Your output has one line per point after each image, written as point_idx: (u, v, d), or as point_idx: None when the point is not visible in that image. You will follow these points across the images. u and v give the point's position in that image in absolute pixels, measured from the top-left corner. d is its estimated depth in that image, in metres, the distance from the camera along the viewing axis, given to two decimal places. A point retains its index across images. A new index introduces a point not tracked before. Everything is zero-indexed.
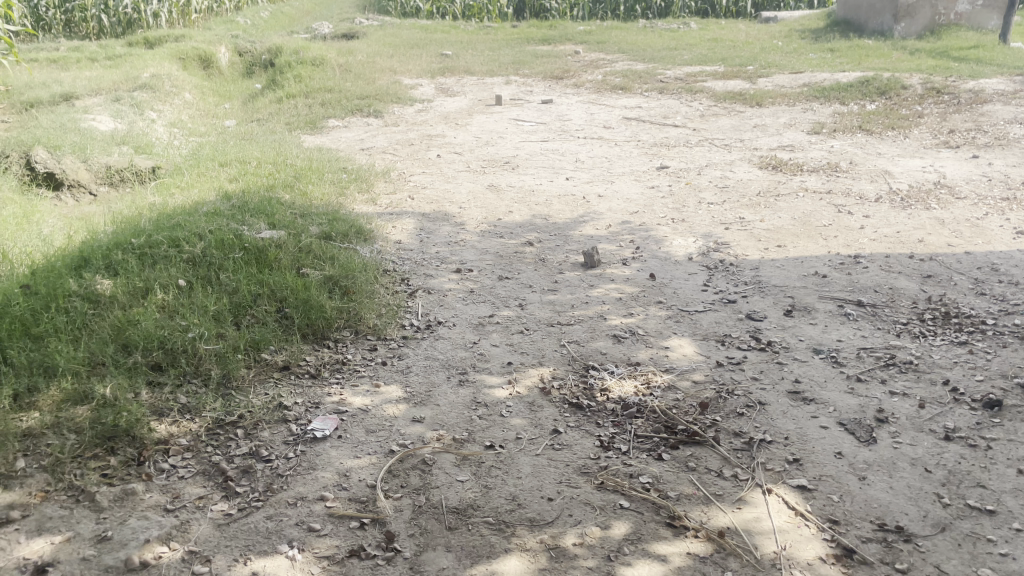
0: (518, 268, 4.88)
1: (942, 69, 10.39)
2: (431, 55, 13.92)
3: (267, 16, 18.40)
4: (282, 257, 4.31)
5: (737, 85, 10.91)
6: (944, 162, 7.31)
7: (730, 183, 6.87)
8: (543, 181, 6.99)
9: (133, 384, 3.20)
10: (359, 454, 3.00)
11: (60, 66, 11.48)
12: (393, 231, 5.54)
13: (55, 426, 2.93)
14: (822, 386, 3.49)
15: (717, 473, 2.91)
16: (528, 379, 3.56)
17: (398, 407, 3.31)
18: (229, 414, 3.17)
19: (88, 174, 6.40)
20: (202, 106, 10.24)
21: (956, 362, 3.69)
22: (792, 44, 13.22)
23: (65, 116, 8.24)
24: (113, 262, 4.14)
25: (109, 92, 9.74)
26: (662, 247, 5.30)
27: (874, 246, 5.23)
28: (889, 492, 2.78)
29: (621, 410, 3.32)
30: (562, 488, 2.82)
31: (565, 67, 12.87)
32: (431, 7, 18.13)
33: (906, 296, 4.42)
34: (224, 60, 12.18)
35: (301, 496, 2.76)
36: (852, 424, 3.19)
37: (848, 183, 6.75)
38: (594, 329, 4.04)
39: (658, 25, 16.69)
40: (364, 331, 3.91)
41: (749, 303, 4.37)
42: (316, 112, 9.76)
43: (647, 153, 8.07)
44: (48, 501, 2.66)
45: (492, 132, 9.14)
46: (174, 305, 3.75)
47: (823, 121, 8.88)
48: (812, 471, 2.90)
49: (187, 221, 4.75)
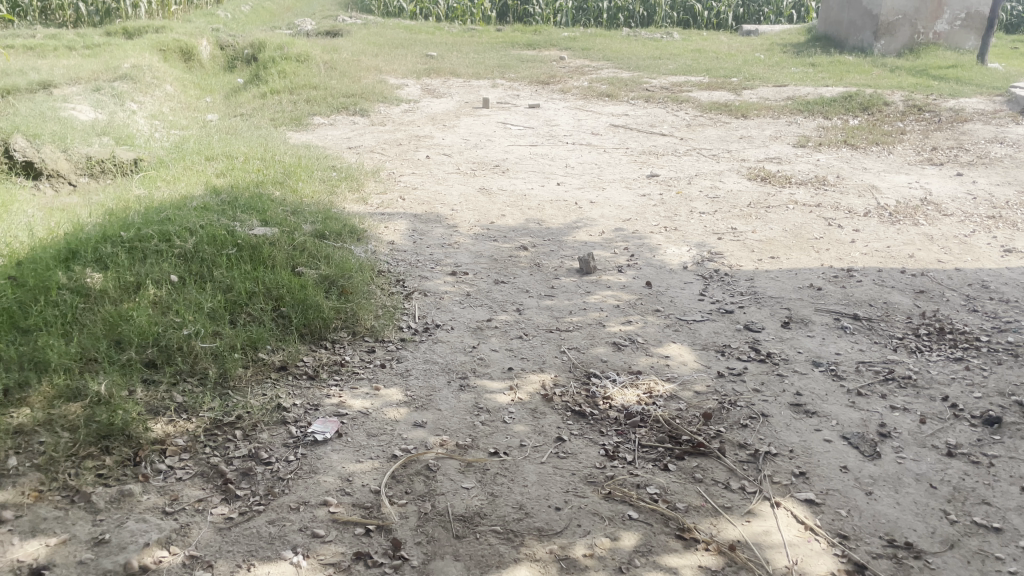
0: (514, 272, 4.84)
1: (923, 87, 10.53)
2: (415, 55, 13.84)
3: (247, 11, 18.19)
4: (277, 254, 4.23)
5: (722, 96, 10.98)
6: (928, 178, 7.41)
7: (720, 193, 6.89)
8: (533, 186, 6.96)
9: (128, 382, 3.11)
10: (361, 458, 2.93)
11: (37, 53, 11.26)
12: (385, 231, 5.47)
13: (47, 423, 2.83)
14: (823, 399, 3.49)
15: (724, 485, 2.89)
16: (530, 385, 3.52)
17: (399, 411, 3.26)
18: (227, 414, 3.09)
19: (69, 164, 6.26)
20: (184, 99, 10.09)
21: (954, 378, 3.71)
22: (775, 58, 13.35)
23: (44, 105, 8.07)
24: (101, 255, 4.03)
25: (88, 81, 9.55)
26: (656, 255, 5.29)
27: (867, 260, 5.27)
28: (896, 508, 2.78)
29: (624, 419, 3.29)
30: (569, 497, 2.79)
31: (550, 72, 12.85)
32: (415, 7, 18.03)
33: (900, 311, 4.45)
34: (205, 53, 12.00)
35: (304, 501, 2.70)
36: (856, 439, 3.19)
37: (836, 197, 6.81)
38: (593, 336, 4.01)
39: (642, 34, 16.78)
40: (361, 332, 3.85)
41: (746, 314, 4.36)
42: (301, 109, 9.65)
43: (636, 161, 8.07)
44: (41, 501, 2.57)
45: (480, 134, 9.09)
46: (168, 301, 3.66)
47: (809, 135, 8.95)
48: (819, 485, 2.90)
49: (177, 215, 4.65)
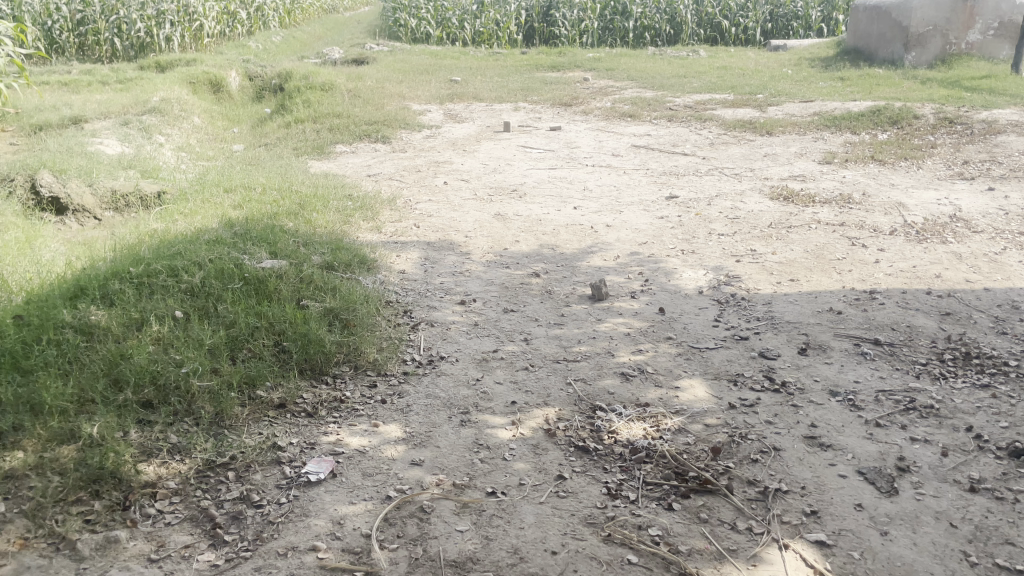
0: (524, 300, 4.77)
1: (955, 99, 10.28)
2: (440, 81, 13.91)
3: (279, 39, 18.47)
4: (282, 288, 4.18)
5: (746, 113, 10.83)
6: (958, 194, 7.19)
7: (741, 214, 6.75)
8: (550, 210, 6.89)
9: (122, 422, 3.09)
10: (355, 500, 2.86)
11: (71, 89, 11.51)
12: (397, 260, 5.42)
13: (38, 467, 2.81)
14: (839, 431, 3.34)
15: (730, 526, 2.77)
16: (533, 420, 3.43)
17: (396, 449, 3.19)
18: (220, 455, 3.05)
19: (94, 199, 6.32)
20: (211, 130, 10.22)
21: (979, 407, 3.54)
22: (802, 73, 13.18)
23: (73, 140, 8.21)
24: (109, 292, 4.02)
25: (118, 115, 9.70)
26: (671, 279, 5.18)
27: (891, 281, 5.10)
28: (913, 550, 2.64)
29: (629, 455, 3.18)
30: (566, 540, 2.68)
31: (573, 94, 12.79)
32: (441, 32, 18.11)
33: (925, 335, 4.28)
34: (234, 85, 12.14)
35: (292, 546, 2.63)
36: (873, 474, 3.04)
37: (861, 215, 6.63)
38: (601, 367, 3.91)
39: (667, 52, 16.68)
40: (363, 366, 3.79)
41: (762, 341, 4.23)
42: (323, 138, 9.72)
43: (656, 182, 7.96)
44: (27, 549, 2.54)
45: (499, 159, 9.06)
46: (169, 337, 3.62)
47: (835, 151, 8.77)
48: (831, 524, 2.76)
49: (187, 249, 4.65)
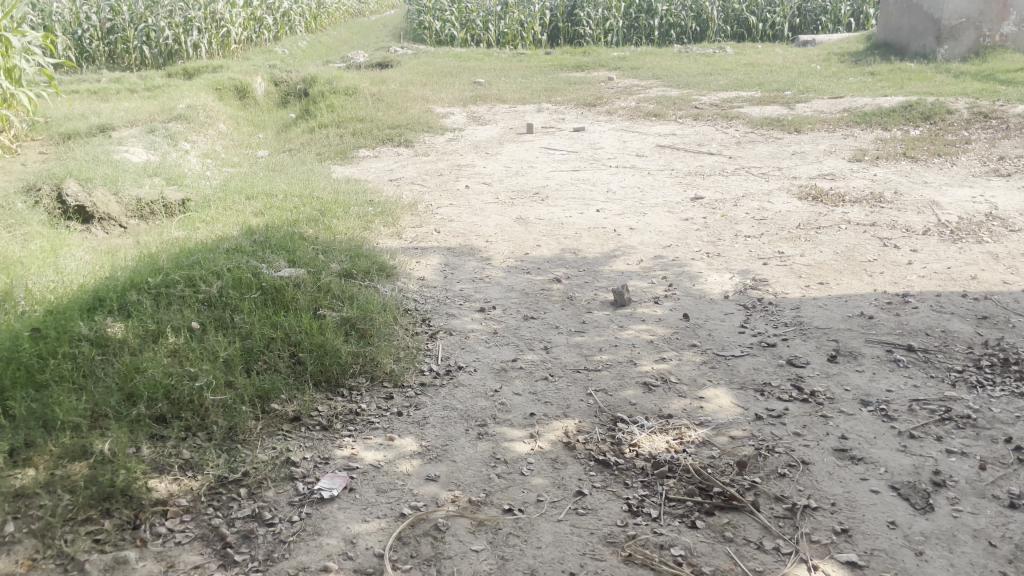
0: (545, 307, 4.67)
1: (989, 93, 10.00)
2: (463, 83, 13.83)
3: (305, 44, 18.56)
4: (300, 297, 4.10)
5: (774, 110, 10.62)
6: (994, 191, 6.98)
7: (768, 215, 6.59)
8: (573, 214, 6.78)
9: (134, 438, 3.05)
10: (368, 518, 2.80)
11: (101, 97, 11.61)
12: (417, 267, 5.35)
13: (48, 484, 2.78)
14: (870, 443, 3.21)
15: (756, 545, 2.67)
16: (553, 433, 3.33)
17: (411, 464, 3.12)
18: (233, 471, 3.02)
19: (119, 207, 6.31)
20: (237, 136, 10.23)
21: (1019, 417, 3.39)
22: (831, 68, 12.92)
23: (99, 148, 8.25)
24: (126, 303, 3.94)
25: (144, 123, 9.73)
26: (696, 283, 5.06)
27: (924, 283, 4.94)
28: (950, 571, 2.51)
29: (651, 469, 3.08)
30: (585, 560, 2.59)
31: (598, 94, 12.65)
32: (465, 34, 17.98)
33: (960, 340, 4.12)
34: (260, 90, 12.15)
35: (303, 566, 2.57)
36: (907, 489, 2.91)
37: (893, 214, 6.45)
38: (623, 376, 3.80)
39: (694, 50, 16.46)
40: (380, 377, 3.73)
41: (789, 348, 4.10)
42: (347, 142, 9.69)
43: (681, 183, 7.81)
44: (34, 571, 2.50)
45: (522, 161, 8.96)
46: (185, 349, 3.56)
47: (866, 148, 8.56)
48: (863, 544, 2.64)
49: (206, 259, 4.56)
